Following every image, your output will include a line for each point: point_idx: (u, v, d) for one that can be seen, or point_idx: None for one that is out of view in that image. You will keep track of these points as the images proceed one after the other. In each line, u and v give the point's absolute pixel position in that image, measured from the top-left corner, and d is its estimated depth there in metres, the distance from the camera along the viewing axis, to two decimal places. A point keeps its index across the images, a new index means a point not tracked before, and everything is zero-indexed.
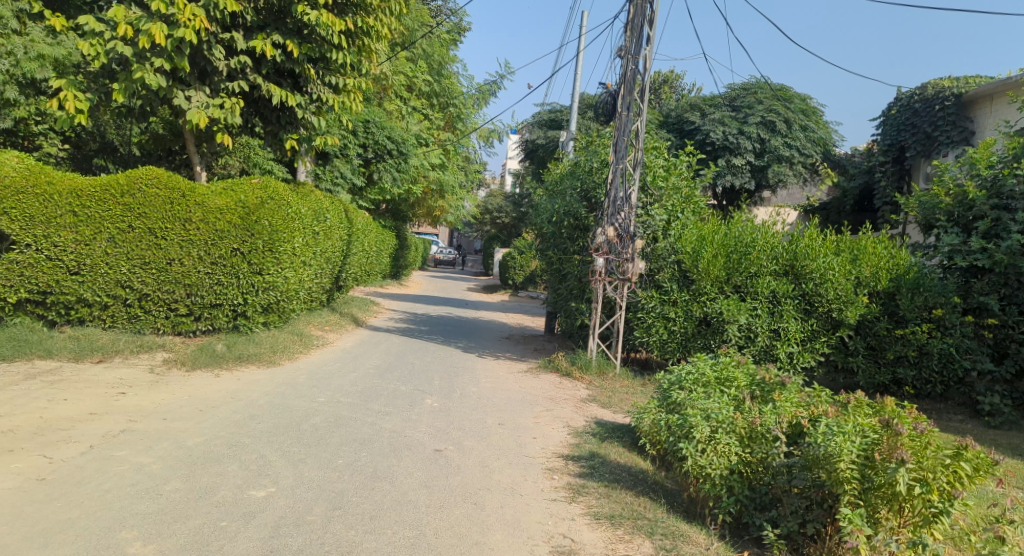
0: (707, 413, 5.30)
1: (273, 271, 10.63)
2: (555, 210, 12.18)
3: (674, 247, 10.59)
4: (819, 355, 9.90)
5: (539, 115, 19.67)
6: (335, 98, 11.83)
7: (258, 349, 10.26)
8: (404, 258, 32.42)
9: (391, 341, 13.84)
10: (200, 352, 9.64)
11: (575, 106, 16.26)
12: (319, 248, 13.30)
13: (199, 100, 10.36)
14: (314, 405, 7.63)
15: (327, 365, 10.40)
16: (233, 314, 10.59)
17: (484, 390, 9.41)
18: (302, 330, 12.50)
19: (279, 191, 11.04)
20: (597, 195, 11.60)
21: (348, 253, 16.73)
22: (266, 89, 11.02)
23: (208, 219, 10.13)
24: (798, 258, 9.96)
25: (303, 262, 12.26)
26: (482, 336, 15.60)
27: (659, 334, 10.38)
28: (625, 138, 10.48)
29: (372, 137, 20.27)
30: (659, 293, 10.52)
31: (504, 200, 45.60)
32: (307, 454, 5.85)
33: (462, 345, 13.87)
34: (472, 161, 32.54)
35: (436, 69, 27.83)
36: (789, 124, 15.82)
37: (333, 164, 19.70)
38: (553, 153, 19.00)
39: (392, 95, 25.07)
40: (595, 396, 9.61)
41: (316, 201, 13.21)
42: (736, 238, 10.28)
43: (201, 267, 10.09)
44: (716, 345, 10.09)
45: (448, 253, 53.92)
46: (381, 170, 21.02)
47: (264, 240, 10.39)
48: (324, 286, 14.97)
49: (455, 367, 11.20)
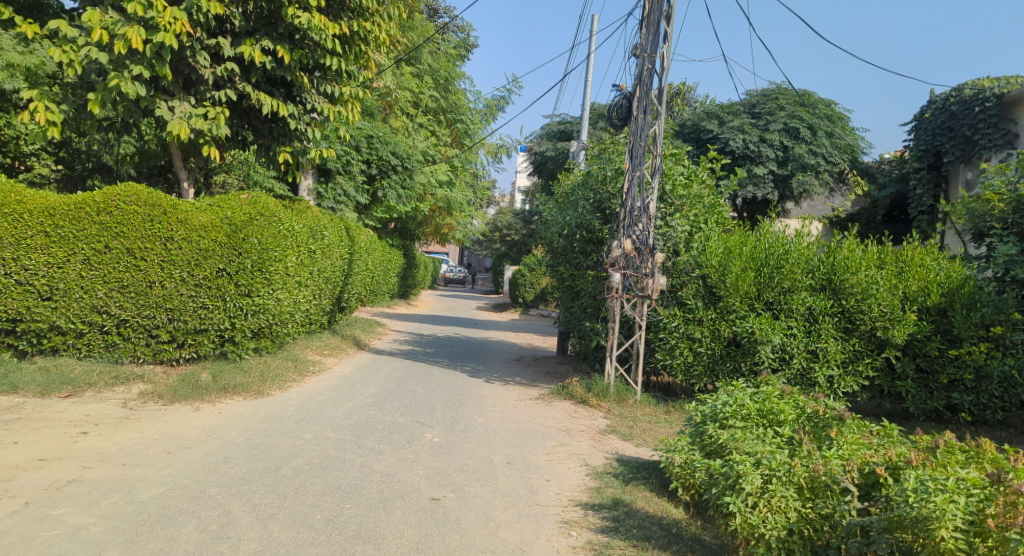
0: (757, 459, 4.54)
1: (263, 293, 9.85)
2: (567, 224, 11.34)
3: (699, 261, 9.72)
4: (862, 379, 8.99)
5: (548, 126, 18.88)
6: (331, 108, 11.07)
7: (246, 378, 9.45)
8: (412, 277, 31.64)
9: (394, 366, 12.97)
10: (182, 383, 8.82)
11: (586, 115, 15.45)
12: (317, 267, 12.52)
13: (182, 111, 9.55)
14: (299, 444, 6.78)
15: (322, 394, 9.55)
16: (220, 340, 9.80)
17: (492, 421, 8.53)
18: (297, 355, 11.68)
19: (270, 206, 10.29)
20: (612, 206, 10.76)
21: (350, 273, 15.92)
22: (256, 98, 10.22)
23: (192, 238, 9.34)
24: (836, 272, 9.05)
25: (298, 282, 11.49)
26: (491, 358, 14.72)
27: (684, 357, 9.48)
28: (642, 144, 9.64)
29: (376, 152, 19.56)
30: (682, 312, 9.61)
31: (513, 217, 44.84)
32: (279, 509, 5.06)
33: (469, 370, 12.99)
34: (481, 177, 31.81)
35: (442, 85, 27.18)
36: (814, 131, 14.86)
37: (336, 181, 18.98)
38: (563, 166, 18.16)
39: (397, 110, 24.39)
40: (614, 427, 8.72)
41: (312, 217, 12.45)
42: (767, 250, 9.37)
43: (184, 289, 9.29)
44: (747, 368, 9.17)
45: (458, 272, 53.15)
46: (385, 187, 20.28)
47: (252, 259, 9.64)
48: (324, 307, 14.15)
49: (461, 394, 10.33)
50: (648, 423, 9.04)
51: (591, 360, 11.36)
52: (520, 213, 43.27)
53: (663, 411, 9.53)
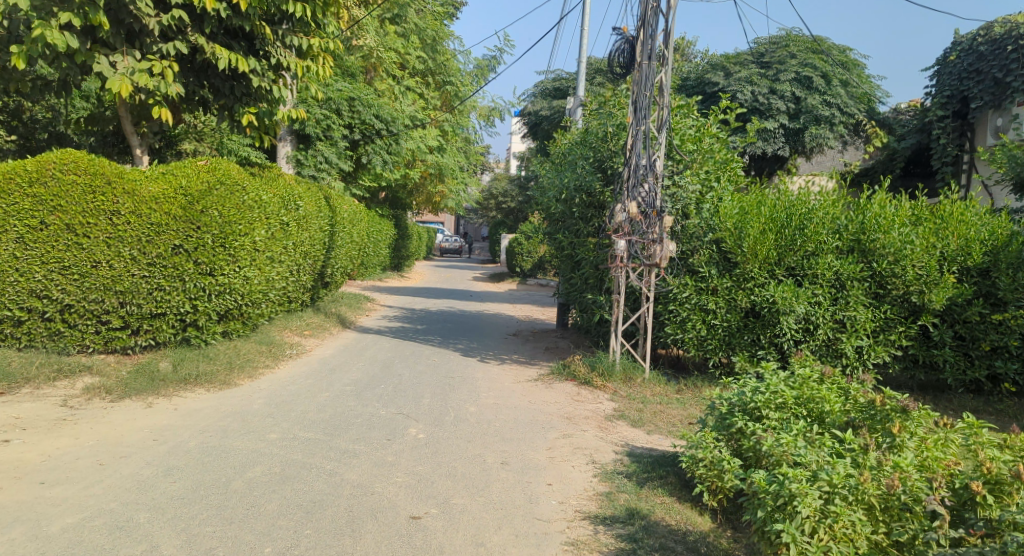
0: (813, 474, 3.93)
1: (226, 271, 9.01)
2: (563, 186, 10.34)
3: (710, 223, 8.74)
4: (894, 349, 8.04)
5: (542, 84, 17.78)
6: (298, 62, 10.11)
7: (210, 367, 8.52)
8: (405, 249, 30.62)
9: (379, 346, 12.03)
10: (136, 374, 7.90)
11: (582, 68, 14.34)
12: (292, 242, 11.54)
13: (124, 66, 8.62)
14: (259, 448, 5.87)
15: (296, 382, 8.63)
16: (181, 325, 8.87)
17: (485, 409, 7.62)
18: (273, 338, 10.74)
19: (232, 173, 9.33)
20: (615, 165, 9.76)
21: (333, 246, 14.92)
22: (210, 51, 9.24)
23: (141, 211, 8.40)
24: (866, 231, 8.06)
25: (271, 258, 10.54)
26: (485, 333, 13.79)
27: (697, 331, 8.57)
28: (646, 93, 8.62)
29: (359, 116, 18.44)
30: (694, 280, 8.66)
31: (508, 184, 43.66)
32: (221, 540, 4.17)
33: (462, 347, 12.06)
34: (473, 142, 30.63)
35: (430, 44, 25.91)
36: (829, 79, 13.81)
37: (317, 148, 17.89)
38: (559, 125, 17.07)
39: (382, 73, 23.19)
40: (622, 411, 7.82)
41: (285, 187, 11.44)
42: (788, 209, 8.38)
43: (135, 269, 8.34)
44: (767, 341, 8.29)
45: (454, 242, 52.09)
46: (370, 152, 19.20)
47: (209, 233, 8.74)
48: (305, 284, 13.18)
49: (451, 377, 9.42)
50: (659, 405, 8.15)
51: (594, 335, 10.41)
52: (515, 179, 42.06)
53: (674, 391, 8.66)
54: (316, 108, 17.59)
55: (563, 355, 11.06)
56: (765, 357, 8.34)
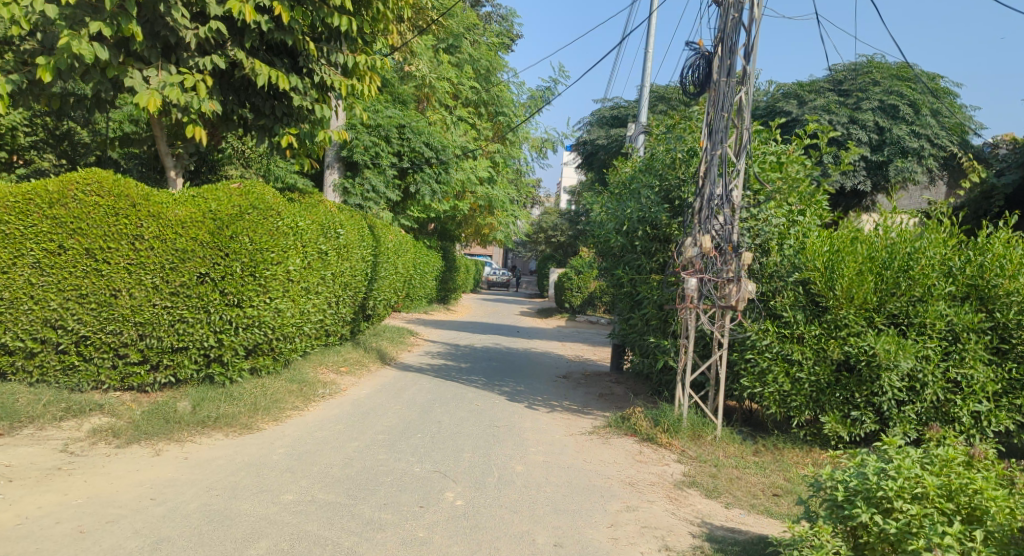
0: None
1: (255, 302, 8.20)
2: (625, 218, 9.36)
3: (796, 262, 7.68)
4: (1019, 417, 6.86)
5: (599, 112, 16.94)
6: (343, 81, 9.37)
7: (233, 408, 7.72)
8: (451, 281, 29.90)
9: (419, 386, 11.14)
10: (151, 414, 7.12)
11: (645, 94, 13.45)
12: (331, 272, 10.78)
13: (157, 80, 7.93)
14: (269, 515, 5.00)
15: (324, 429, 7.76)
16: (205, 360, 8.10)
17: (534, 469, 6.64)
18: (305, 375, 9.95)
19: (267, 197, 8.59)
20: (685, 195, 8.79)
21: (375, 276, 14.17)
22: (249, 67, 8.54)
23: (166, 236, 7.68)
24: (986, 275, 6.91)
25: (306, 289, 9.78)
26: (533, 375, 12.79)
27: (779, 385, 7.44)
28: (723, 115, 7.69)
29: (408, 144, 17.80)
30: (776, 326, 7.58)
31: (558, 218, 42.85)
32: None
33: (508, 390, 11.09)
34: (524, 175, 29.91)
35: (484, 75, 25.41)
36: (917, 108, 12.73)
37: (364, 175, 17.25)
38: (616, 155, 16.18)
39: (433, 102, 22.65)
40: (692, 477, 6.76)
41: (325, 213, 10.70)
42: (888, 247, 7.30)
43: (157, 299, 7.62)
44: (862, 400, 7.16)
45: (502, 275, 51.37)
46: (418, 182, 18.43)
47: (238, 262, 7.99)
48: (344, 316, 12.42)
49: (496, 426, 8.46)
50: (734, 469, 7.07)
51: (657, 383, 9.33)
52: (566, 213, 41.25)
53: (751, 453, 7.56)
54: (365, 134, 16.98)
55: (621, 404, 10.00)
56: (860, 418, 7.20)
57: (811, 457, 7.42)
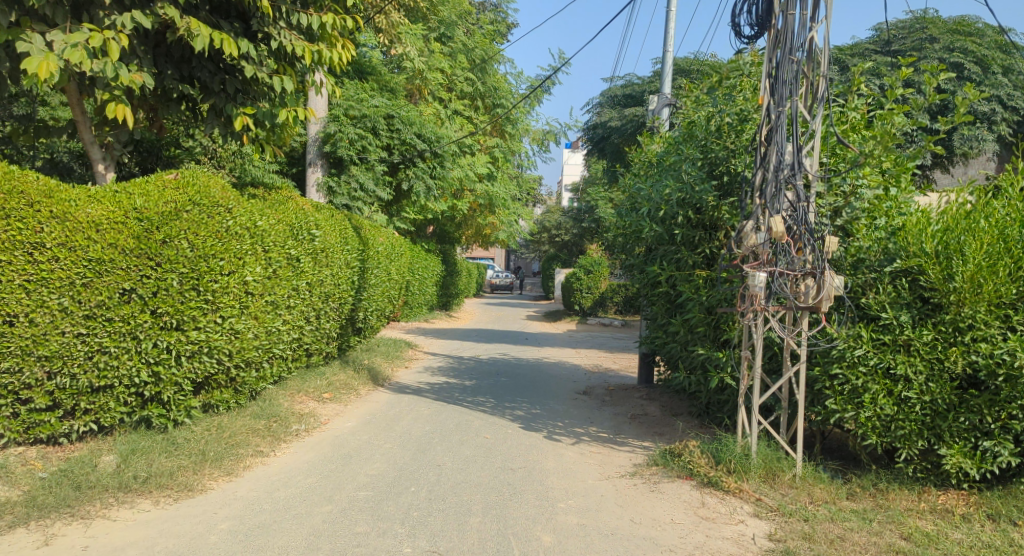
0: None
1: (200, 323, 6.49)
2: (662, 201, 7.59)
3: (890, 248, 5.98)
4: None
5: (610, 92, 15.24)
6: (306, 46, 7.63)
7: (171, 462, 5.97)
8: (453, 285, 28.15)
9: (418, 413, 9.39)
10: (56, 481, 5.37)
11: (667, 63, 11.69)
12: (306, 281, 9.03)
13: (58, 41, 6.15)
14: None
15: (292, 485, 6.00)
16: (137, 400, 6.35)
17: (569, 543, 4.89)
18: (278, 408, 8.19)
19: (214, 191, 6.88)
20: (737, 169, 7.11)
21: (364, 284, 12.42)
22: (184, 28, 6.78)
23: (76, 243, 5.89)
24: None
25: (274, 304, 8.05)
26: (549, 392, 11.04)
27: (882, 409, 5.72)
28: (789, 62, 6.06)
29: (399, 136, 16.05)
30: (871, 331, 5.87)
31: (562, 216, 41.11)
32: None
33: (522, 414, 9.33)
34: (525, 170, 28.15)
35: (479, 65, 23.71)
36: (984, 66, 11.56)
37: (351, 172, 15.43)
38: (632, 137, 14.48)
39: (426, 93, 20.88)
40: (782, 542, 5.00)
41: (296, 212, 8.96)
42: (1021, 221, 5.63)
43: (68, 325, 5.82)
44: (995, 425, 5.44)
45: (505, 277, 49.64)
46: (411, 178, 16.61)
47: (174, 273, 6.29)
48: (326, 333, 10.68)
49: (511, 469, 6.69)
50: (831, 523, 5.30)
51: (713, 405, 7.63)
52: (570, 211, 39.50)
53: (845, 497, 5.81)
54: (349, 126, 15.02)
55: (663, 433, 8.26)
56: (992, 449, 5.47)
57: (925, 501, 5.67)
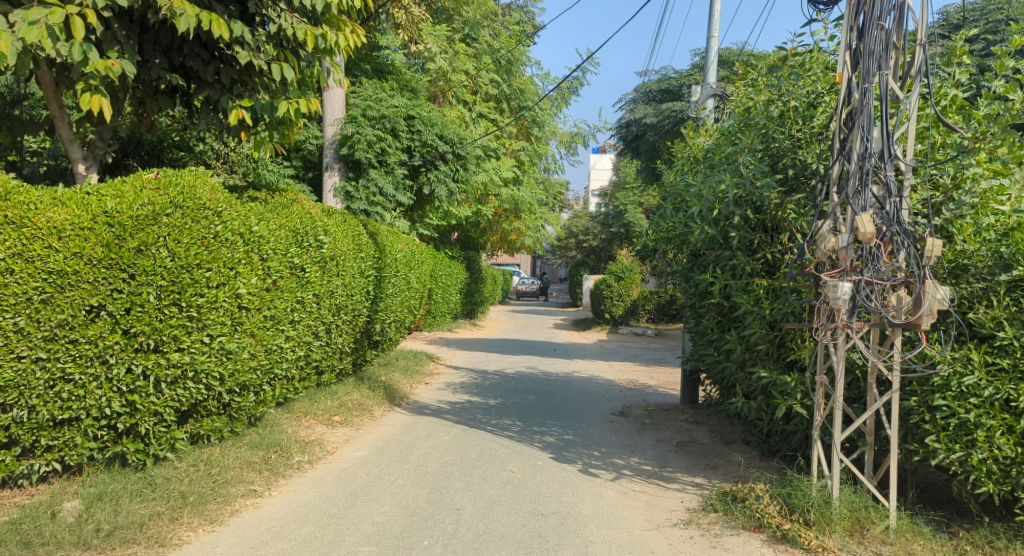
0: None
1: (182, 343, 5.59)
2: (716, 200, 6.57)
3: (1003, 252, 4.99)
4: None
5: (645, 87, 14.36)
6: (310, 28, 6.74)
7: (145, 510, 5.08)
8: (478, 293, 27.25)
9: (438, 438, 8.45)
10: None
11: (714, 50, 10.59)
12: (313, 292, 8.14)
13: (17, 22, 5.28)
14: None
15: (287, 540, 5.11)
16: (110, 434, 5.44)
17: None
18: (281, 436, 7.31)
19: (201, 191, 5.98)
20: (806, 161, 6.07)
21: (382, 295, 11.54)
22: (168, 9, 5.93)
23: (34, 252, 5.05)
24: None
25: (274, 318, 7.14)
26: (582, 413, 10.07)
27: (1002, 451, 4.77)
28: (877, 31, 5.07)
29: (419, 137, 15.17)
30: (984, 356, 4.91)
31: (588, 221, 40.11)
32: None
33: (553, 441, 8.37)
34: (552, 174, 27.20)
35: (505, 66, 22.80)
36: None
37: (369, 176, 14.57)
38: (669, 136, 13.56)
39: (450, 95, 20.04)
40: None
41: (302, 216, 8.05)
42: None
43: (23, 348, 4.97)
44: None
45: (530, 284, 48.72)
46: (433, 181, 15.75)
47: (151, 287, 5.40)
48: (339, 348, 9.81)
49: (545, 516, 5.74)
50: None
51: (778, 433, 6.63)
52: (598, 215, 38.50)
53: None
54: (368, 127, 13.99)
55: (715, 465, 7.25)
56: None
57: None
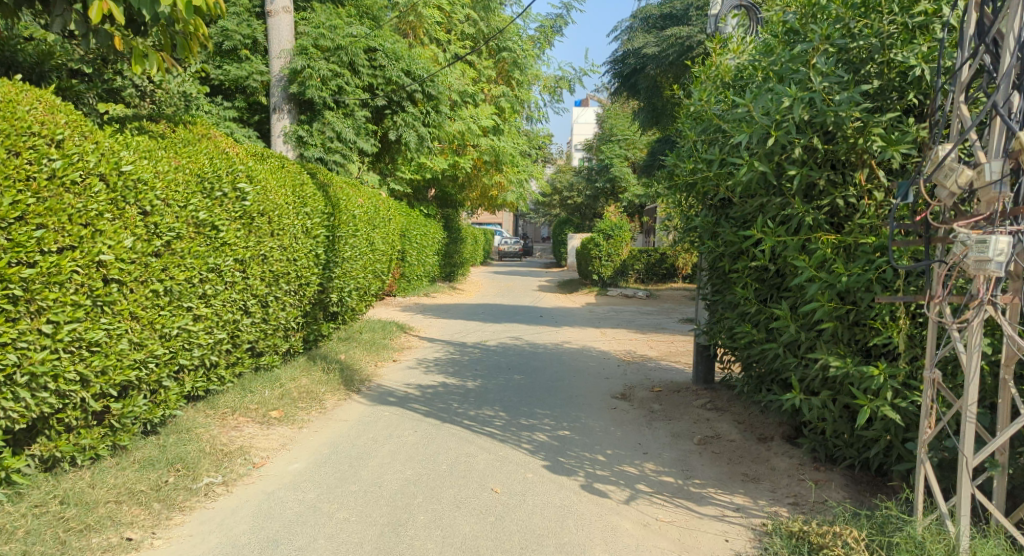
0: None
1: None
2: (766, 129, 4.82)
3: None
4: None
5: (644, 13, 12.72)
6: None
7: None
8: (457, 253, 25.45)
9: (399, 438, 6.73)
10: None
11: None
12: (234, 257, 6.31)
13: None
14: None
15: None
16: None
17: None
18: (190, 447, 5.56)
19: (26, 112, 4.18)
20: (903, 65, 4.37)
21: (337, 258, 9.74)
22: None
23: None
24: None
25: (170, 292, 5.33)
26: (578, 397, 8.40)
27: None
28: None
29: (383, 74, 13.22)
30: None
31: (573, 176, 38.18)
32: None
33: (544, 439, 6.69)
34: (534, 124, 25.22)
35: (482, 1, 20.66)
36: None
37: (325, 119, 12.66)
38: (671, 67, 11.97)
39: (422, 34, 17.99)
40: None
41: (215, 156, 6.20)
42: None
43: None
44: None
45: (512, 244, 46.97)
46: (400, 126, 13.84)
47: None
48: (281, 324, 8.01)
49: None
50: None
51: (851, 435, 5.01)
52: (583, 170, 36.60)
53: None
54: (321, 61, 12.07)
55: (757, 477, 5.59)
56: None
57: None
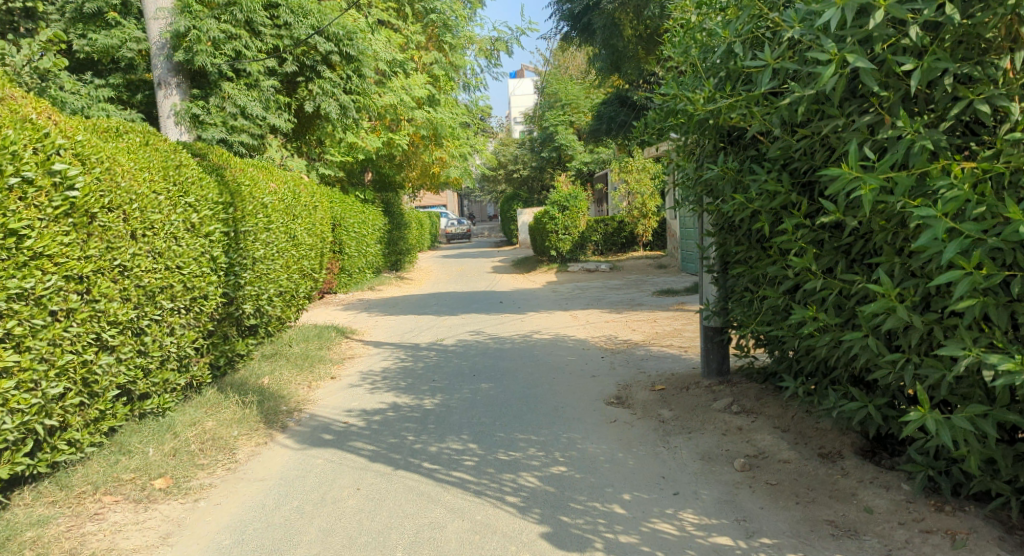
0: None
1: None
2: (867, 2, 3.12)
3: None
4: None
5: None
6: None
7: None
8: (403, 240, 23.39)
9: (336, 503, 4.82)
10: None
11: None
12: (63, 271, 4.32)
13: None
14: None
15: None
16: None
17: None
18: None
19: None
20: None
21: (244, 258, 7.73)
22: None
23: None
24: None
25: None
26: (566, 409, 6.62)
27: None
28: None
29: (290, 32, 11.13)
30: None
31: (518, 149, 36.25)
32: None
33: (536, 484, 4.88)
34: (473, 92, 23.25)
35: None
36: None
37: (223, 91, 10.67)
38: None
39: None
40: None
41: (16, 126, 4.20)
42: None
43: None
44: None
45: (460, 227, 44.95)
46: (317, 95, 11.76)
47: None
48: (170, 355, 5.98)
49: None
50: None
51: (1006, 462, 3.32)
52: (527, 142, 34.71)
53: None
54: (209, 20, 10.12)
55: (850, 526, 3.87)
56: None
57: None
